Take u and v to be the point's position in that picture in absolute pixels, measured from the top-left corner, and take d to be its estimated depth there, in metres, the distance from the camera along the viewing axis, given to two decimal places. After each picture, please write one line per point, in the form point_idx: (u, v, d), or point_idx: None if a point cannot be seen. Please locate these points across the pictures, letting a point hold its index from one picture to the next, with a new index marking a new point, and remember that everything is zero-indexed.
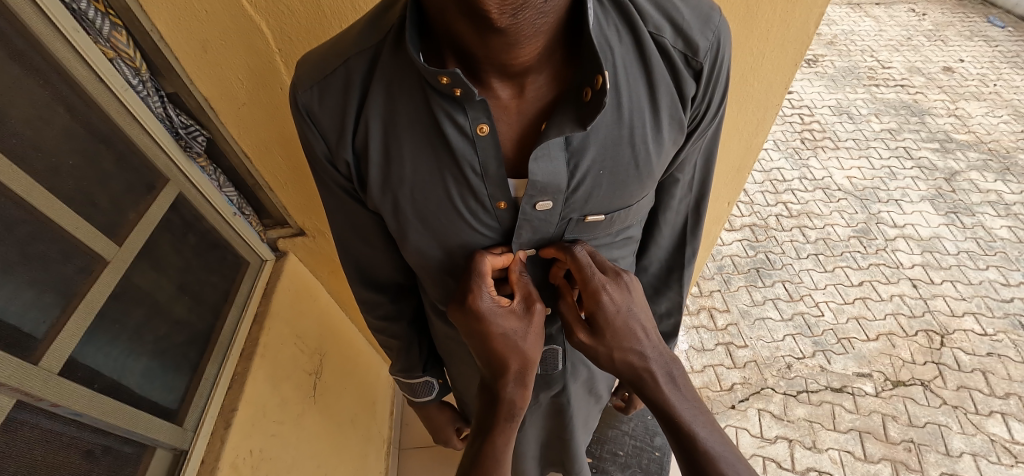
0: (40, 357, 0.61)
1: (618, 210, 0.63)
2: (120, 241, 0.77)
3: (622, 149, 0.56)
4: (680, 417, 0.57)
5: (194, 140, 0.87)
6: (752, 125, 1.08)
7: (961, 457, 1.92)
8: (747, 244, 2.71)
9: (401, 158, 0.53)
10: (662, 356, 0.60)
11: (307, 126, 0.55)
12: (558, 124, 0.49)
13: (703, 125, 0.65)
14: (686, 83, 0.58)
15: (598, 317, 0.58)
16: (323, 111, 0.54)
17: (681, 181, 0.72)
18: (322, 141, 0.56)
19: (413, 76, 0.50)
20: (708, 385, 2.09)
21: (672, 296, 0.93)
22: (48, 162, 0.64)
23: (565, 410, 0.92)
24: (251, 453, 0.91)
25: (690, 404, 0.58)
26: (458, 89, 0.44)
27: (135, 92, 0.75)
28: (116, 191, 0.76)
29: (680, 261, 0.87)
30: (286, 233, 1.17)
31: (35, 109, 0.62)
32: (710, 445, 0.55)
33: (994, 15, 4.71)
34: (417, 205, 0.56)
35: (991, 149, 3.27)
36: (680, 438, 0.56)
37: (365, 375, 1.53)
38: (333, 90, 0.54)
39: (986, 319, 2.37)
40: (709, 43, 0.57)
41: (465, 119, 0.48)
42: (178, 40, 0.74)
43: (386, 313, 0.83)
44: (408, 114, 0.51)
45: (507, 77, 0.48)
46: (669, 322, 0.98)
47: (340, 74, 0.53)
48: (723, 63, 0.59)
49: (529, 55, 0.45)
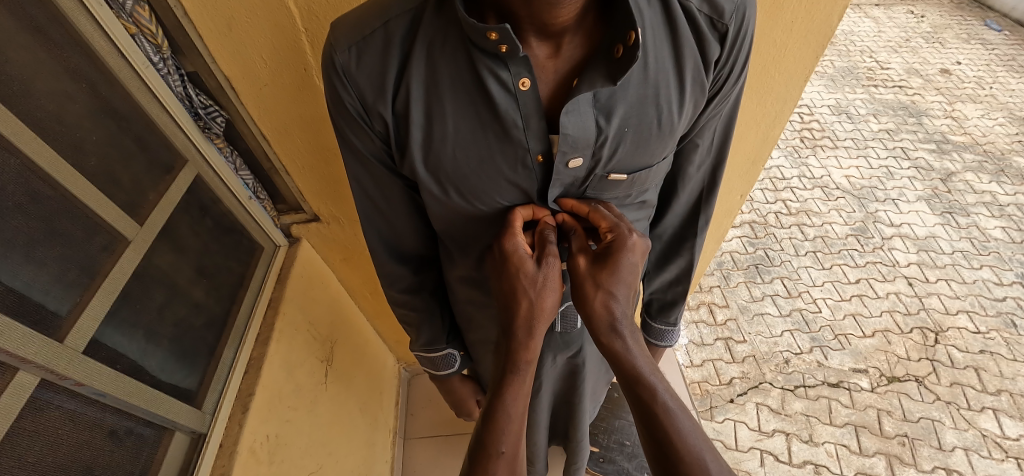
0: (64, 336, 0.60)
1: (640, 170, 0.63)
2: (141, 221, 0.75)
3: (648, 108, 0.56)
4: (637, 368, 0.58)
5: (213, 121, 0.85)
6: (770, 117, 1.09)
7: (953, 451, 1.96)
8: (746, 241, 2.74)
9: (442, 116, 0.53)
10: (628, 317, 0.59)
11: (342, 88, 0.52)
12: (590, 79, 0.49)
13: (726, 87, 0.64)
14: (710, 44, 0.57)
15: (609, 257, 0.57)
16: (357, 70, 0.52)
17: (699, 147, 0.72)
18: (357, 103, 0.53)
19: (457, 36, 0.49)
20: (707, 379, 2.12)
21: (684, 265, 0.92)
22: (73, 137, 0.63)
23: (577, 374, 0.93)
24: (267, 437, 0.91)
25: (648, 359, 0.60)
26: (505, 46, 0.44)
27: (155, 70, 0.74)
28: (137, 170, 0.75)
29: (693, 228, 0.87)
30: (300, 218, 1.16)
31: (58, 82, 0.61)
32: (667, 399, 0.57)
33: (991, 19, 4.75)
34: (456, 164, 0.56)
35: (986, 151, 3.31)
36: (635, 389, 0.58)
37: (373, 364, 1.52)
38: (370, 48, 0.52)
39: (979, 317, 2.41)
40: (734, 4, 0.56)
41: (508, 77, 0.48)
42: (202, 16, 0.72)
43: (407, 287, 0.82)
44: (450, 73, 0.51)
45: (545, 36, 0.48)
46: (677, 290, 0.97)
47: (380, 35, 0.51)
48: (749, 23, 0.58)
49: (568, 15, 0.45)
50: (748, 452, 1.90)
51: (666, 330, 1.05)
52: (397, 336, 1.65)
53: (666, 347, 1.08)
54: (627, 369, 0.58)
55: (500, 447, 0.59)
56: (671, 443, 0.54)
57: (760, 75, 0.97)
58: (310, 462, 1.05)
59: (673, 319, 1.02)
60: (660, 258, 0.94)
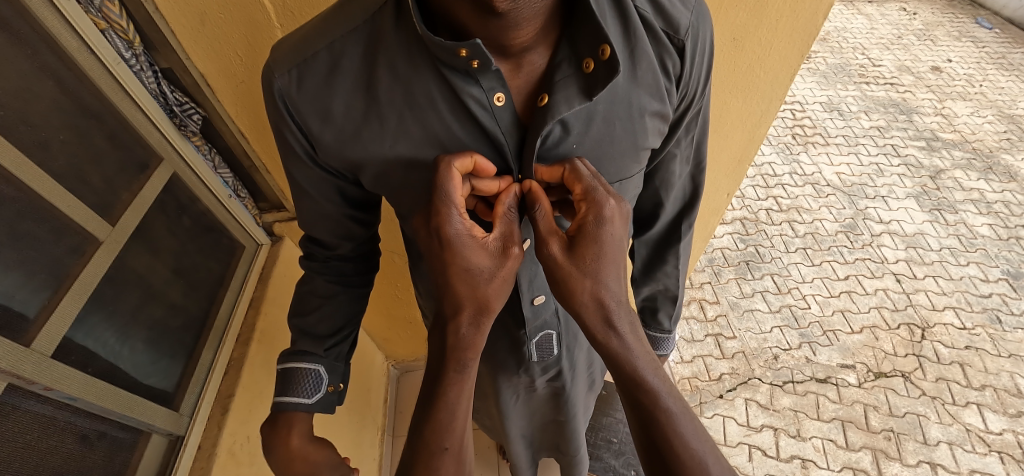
0: (32, 340, 0.59)
1: (615, 182, 0.64)
2: (113, 221, 0.74)
3: (607, 124, 0.57)
4: (637, 371, 0.52)
5: (189, 119, 0.84)
6: (755, 117, 1.09)
7: (938, 446, 1.98)
8: (737, 237, 2.74)
9: (394, 138, 0.53)
10: (623, 307, 0.52)
11: (287, 114, 0.53)
12: (566, 96, 0.48)
13: (692, 96, 0.65)
14: (670, 59, 0.58)
15: (584, 230, 0.49)
16: (302, 95, 0.52)
17: (677, 156, 0.73)
18: (300, 129, 0.54)
19: (423, 55, 0.48)
20: (697, 375, 2.14)
21: (670, 271, 0.89)
22: (39, 137, 0.62)
23: (562, 396, 0.92)
24: (249, 439, 0.90)
25: (649, 358, 0.53)
26: (476, 61, 0.44)
27: (127, 66, 0.72)
28: (109, 170, 0.74)
29: (677, 233, 0.85)
30: (283, 217, 1.13)
31: (24, 81, 0.60)
32: (669, 404, 0.52)
33: (982, 17, 4.78)
34: (410, 181, 0.58)
35: (975, 149, 3.33)
36: (635, 395, 0.52)
37: (358, 363, 1.51)
38: (313, 71, 0.51)
39: (965, 313, 2.44)
40: (688, 18, 0.58)
41: (482, 92, 0.49)
42: (174, 12, 0.71)
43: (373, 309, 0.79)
44: (403, 94, 0.51)
45: (507, 57, 0.47)
46: (667, 294, 0.93)
47: (325, 57, 0.51)
48: (700, 35, 0.60)
49: (527, 36, 0.45)
50: (736, 447, 1.92)
51: (660, 337, 0.98)
52: (386, 335, 1.62)
53: (663, 357, 1.03)
54: (627, 372, 0.52)
55: (444, 443, 0.51)
56: (675, 455, 0.50)
57: (744, 73, 0.97)
58: None
59: (665, 325, 0.96)
60: (647, 265, 0.91)
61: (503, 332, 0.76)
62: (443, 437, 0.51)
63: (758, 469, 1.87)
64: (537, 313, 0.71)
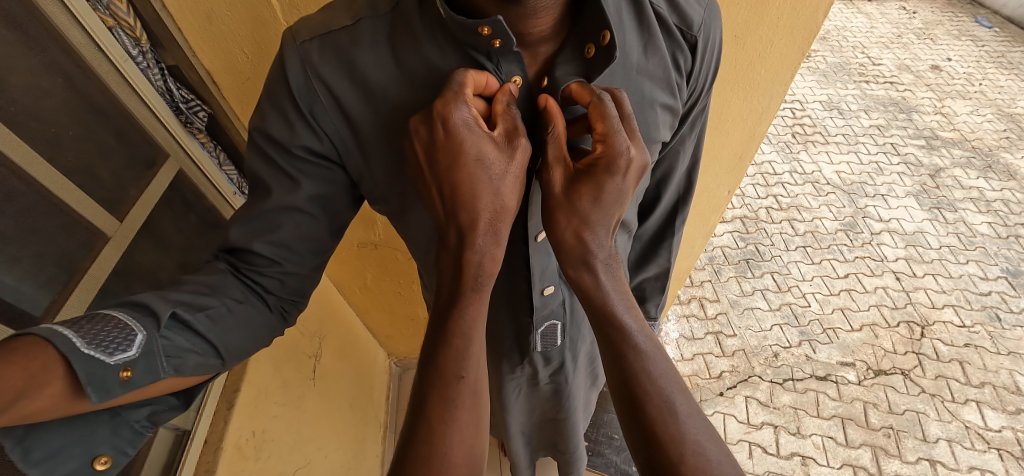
0: None
1: None
2: (121, 217, 0.75)
3: None
4: (608, 305, 0.53)
5: (195, 116, 0.85)
6: (756, 115, 1.10)
7: (937, 443, 1.99)
8: (737, 235, 2.75)
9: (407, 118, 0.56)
10: (604, 247, 0.52)
11: (294, 82, 0.51)
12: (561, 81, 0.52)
13: (697, 93, 0.68)
14: (681, 54, 0.61)
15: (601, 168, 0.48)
16: (319, 66, 0.52)
17: (682, 152, 0.75)
18: (298, 105, 0.52)
19: (445, 37, 0.51)
20: (697, 373, 2.14)
21: (661, 263, 0.92)
22: (49, 132, 0.63)
23: (563, 391, 0.93)
24: (252, 434, 0.92)
25: (621, 294, 0.54)
26: (498, 40, 0.45)
27: (134, 63, 0.72)
28: (117, 166, 0.75)
29: (671, 226, 0.87)
30: None
31: (34, 77, 0.61)
32: (638, 339, 0.52)
33: (982, 16, 4.78)
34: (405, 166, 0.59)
35: (975, 147, 3.34)
36: (604, 329, 0.53)
37: (360, 360, 1.51)
38: (334, 46, 0.52)
39: (965, 311, 2.45)
40: (702, 17, 0.61)
41: (500, 74, 0.52)
42: (182, 10, 0.71)
43: None
44: (424, 73, 0.53)
45: (524, 44, 0.50)
46: (657, 287, 0.96)
47: (345, 34, 0.52)
48: (711, 34, 0.63)
49: (545, 26, 0.48)
50: (737, 444, 1.93)
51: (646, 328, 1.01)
52: (388, 332, 1.62)
53: None
54: (597, 305, 0.53)
55: (461, 372, 0.49)
56: (638, 384, 0.50)
57: (744, 71, 0.97)
58: (297, 458, 1.06)
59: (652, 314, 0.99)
60: (641, 258, 0.93)
61: (508, 317, 0.78)
62: (458, 368, 0.49)
63: (758, 466, 1.88)
64: (544, 306, 0.71)
